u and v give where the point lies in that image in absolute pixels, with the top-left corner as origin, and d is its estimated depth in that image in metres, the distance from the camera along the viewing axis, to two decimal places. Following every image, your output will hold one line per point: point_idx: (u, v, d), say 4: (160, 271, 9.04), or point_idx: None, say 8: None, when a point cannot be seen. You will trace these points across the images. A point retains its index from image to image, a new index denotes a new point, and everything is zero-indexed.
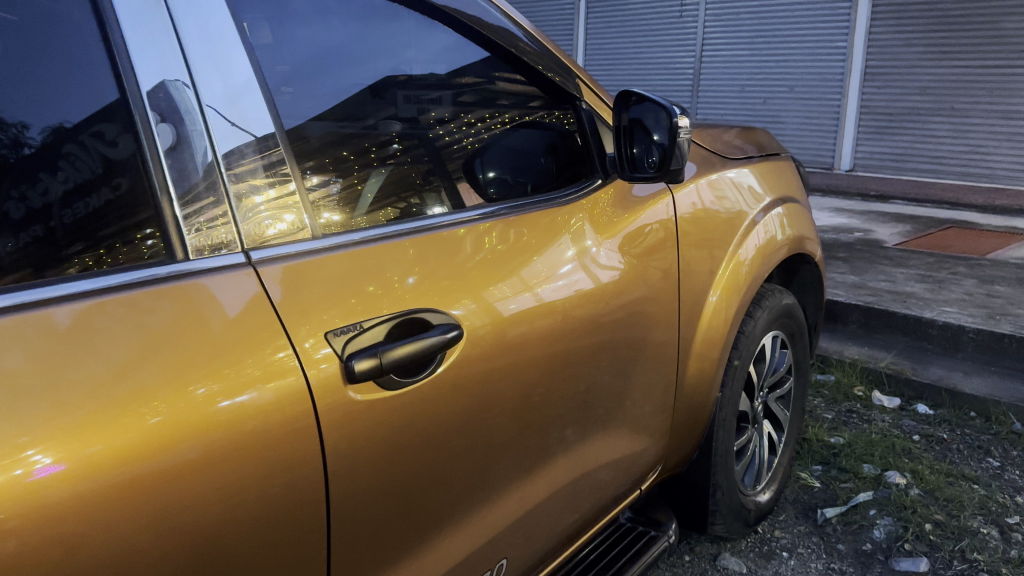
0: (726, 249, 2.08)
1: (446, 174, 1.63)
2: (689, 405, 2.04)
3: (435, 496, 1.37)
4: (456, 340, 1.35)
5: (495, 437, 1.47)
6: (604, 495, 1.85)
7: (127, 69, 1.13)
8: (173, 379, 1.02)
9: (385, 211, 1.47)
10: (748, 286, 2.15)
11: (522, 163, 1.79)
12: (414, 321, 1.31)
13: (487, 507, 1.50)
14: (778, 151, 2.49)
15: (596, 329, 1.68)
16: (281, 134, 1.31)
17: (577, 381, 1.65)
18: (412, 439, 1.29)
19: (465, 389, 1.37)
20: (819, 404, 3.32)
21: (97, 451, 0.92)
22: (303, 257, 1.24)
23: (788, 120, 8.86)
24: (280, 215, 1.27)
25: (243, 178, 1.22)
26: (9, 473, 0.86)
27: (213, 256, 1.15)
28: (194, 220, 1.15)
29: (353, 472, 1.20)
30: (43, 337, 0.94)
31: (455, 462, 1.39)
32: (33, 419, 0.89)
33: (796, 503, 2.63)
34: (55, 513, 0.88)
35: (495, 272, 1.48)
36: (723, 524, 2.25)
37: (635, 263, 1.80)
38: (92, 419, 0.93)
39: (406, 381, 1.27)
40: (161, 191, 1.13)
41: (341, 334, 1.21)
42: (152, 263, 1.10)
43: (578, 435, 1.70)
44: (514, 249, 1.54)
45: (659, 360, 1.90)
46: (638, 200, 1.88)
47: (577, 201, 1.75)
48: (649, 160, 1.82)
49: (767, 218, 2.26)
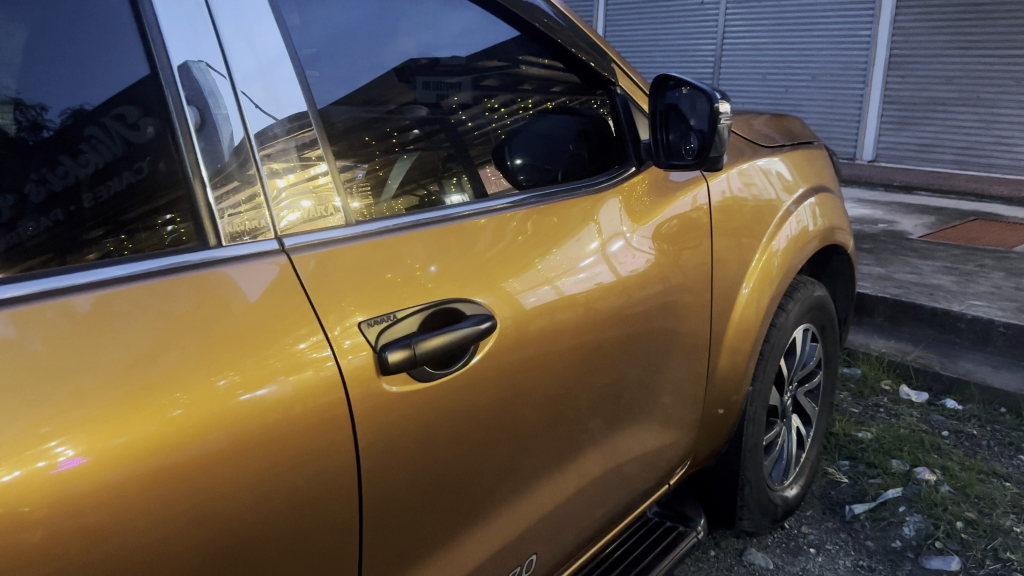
0: (757, 240, 2.04)
1: (467, 159, 1.60)
2: (718, 400, 2.00)
3: (464, 488, 1.34)
4: (488, 332, 1.34)
5: (523, 430, 1.44)
6: (632, 489, 1.82)
7: (154, 48, 1.11)
8: (196, 369, 0.99)
9: (405, 200, 1.44)
10: (780, 278, 2.10)
11: (550, 150, 1.74)
12: (444, 312, 1.30)
13: (514, 502, 1.47)
14: (810, 139, 2.43)
15: (624, 321, 1.64)
16: (313, 115, 1.30)
17: (605, 374, 1.62)
18: (438, 432, 1.26)
19: (492, 382, 1.34)
20: (846, 398, 3.27)
21: (119, 444, 0.90)
22: (331, 244, 1.22)
23: (810, 110, 8.77)
24: (302, 200, 1.23)
25: (276, 163, 1.20)
26: (31, 465, 0.83)
27: (239, 242, 1.13)
28: (225, 204, 1.13)
29: (380, 461, 1.18)
30: (65, 323, 0.93)
31: (482, 454, 1.36)
32: (57, 408, 0.87)
33: (823, 499, 2.59)
34: (75, 507, 0.86)
35: (518, 261, 1.45)
36: (750, 519, 2.22)
37: (666, 251, 1.76)
38: (113, 410, 0.91)
39: (439, 373, 1.26)
40: (190, 175, 1.12)
41: (374, 324, 1.19)
42: (179, 249, 1.08)
43: (606, 429, 1.67)
44: (537, 237, 1.51)
45: (688, 353, 1.86)
46: (669, 188, 1.84)
47: (609, 188, 1.72)
48: (686, 147, 1.77)
49: (800, 209, 2.21)
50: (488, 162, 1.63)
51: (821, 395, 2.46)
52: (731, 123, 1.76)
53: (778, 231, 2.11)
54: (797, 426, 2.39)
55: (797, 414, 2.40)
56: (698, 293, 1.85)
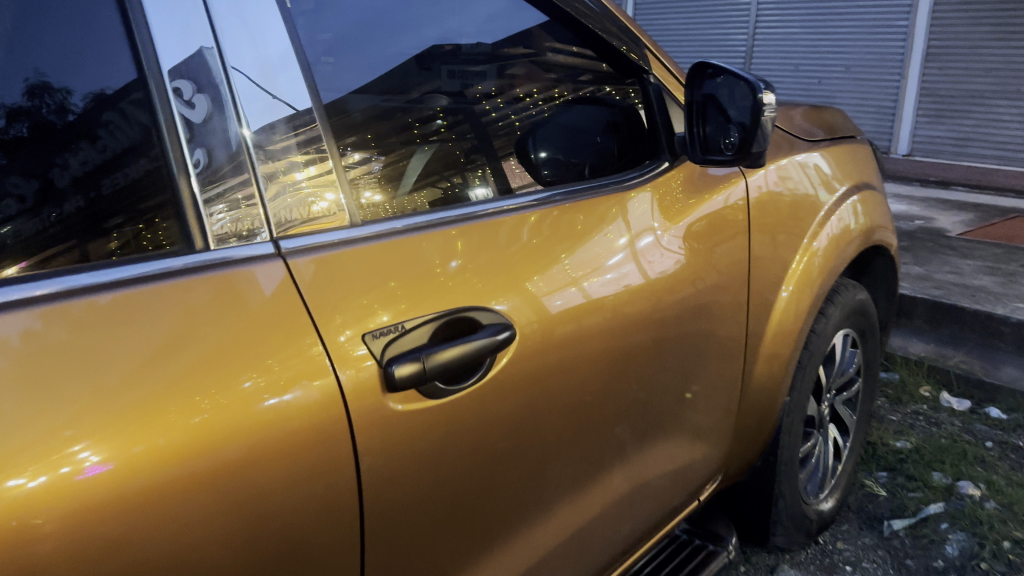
0: (797, 241, 1.93)
1: (491, 151, 1.51)
2: (753, 409, 1.90)
3: (483, 510, 1.26)
4: (506, 343, 1.24)
5: (544, 446, 1.35)
6: (661, 505, 1.73)
7: (139, 41, 1.02)
8: (222, 370, 0.95)
9: (428, 192, 1.36)
10: (820, 280, 1.99)
11: (575, 143, 1.65)
12: (458, 321, 1.20)
13: (537, 521, 1.38)
14: (853, 133, 2.32)
15: (653, 325, 1.54)
16: (318, 112, 1.19)
17: (634, 383, 1.53)
18: (454, 450, 1.17)
19: (513, 394, 1.25)
20: (884, 405, 3.16)
21: (143, 450, 0.86)
22: (332, 249, 1.13)
23: (843, 102, 8.58)
24: (322, 194, 1.15)
25: (276, 161, 1.09)
26: (55, 471, 0.80)
27: (236, 246, 1.04)
28: (218, 209, 1.04)
29: (396, 481, 1.09)
30: (89, 321, 0.89)
31: (502, 473, 1.28)
32: (81, 407, 0.84)
33: (860, 513, 2.48)
34: (98, 516, 0.82)
35: (544, 258, 1.36)
36: (784, 535, 2.11)
37: (697, 252, 1.65)
38: (138, 414, 0.87)
39: (451, 389, 1.16)
40: (173, 169, 1.02)
41: (379, 336, 1.10)
42: (161, 254, 1.00)
43: (635, 443, 1.58)
44: (558, 236, 1.41)
45: (723, 360, 1.76)
46: (705, 184, 1.73)
47: (642, 184, 1.62)
48: (726, 141, 1.68)
49: (841, 208, 2.09)
50: (512, 155, 1.54)
51: (860, 404, 2.34)
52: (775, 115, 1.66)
53: (818, 231, 2.00)
54: (834, 436, 2.27)
55: (834, 424, 2.28)
56: (733, 297, 1.75)
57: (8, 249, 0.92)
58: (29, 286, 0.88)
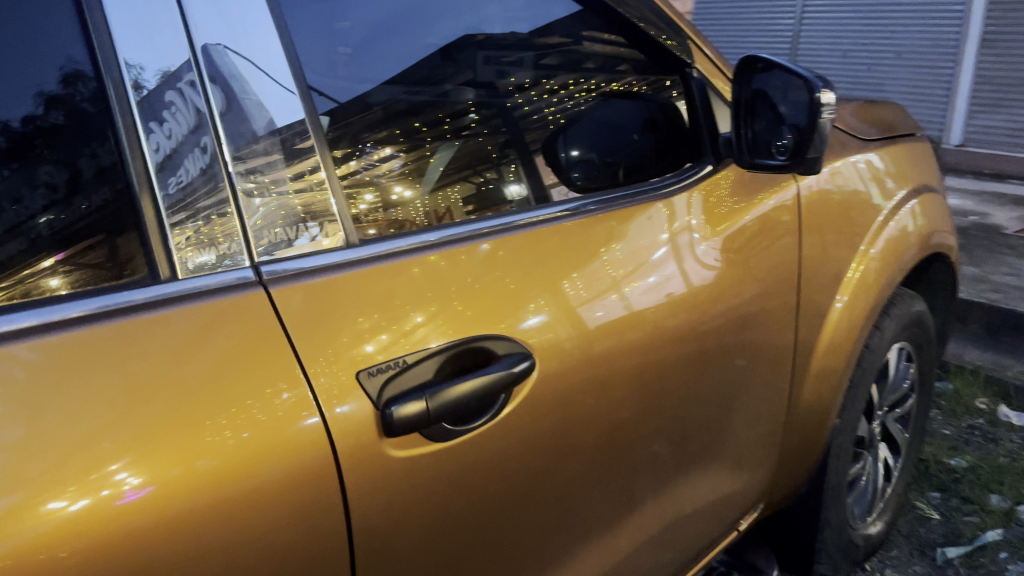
0: (853, 249, 1.80)
1: (524, 147, 1.40)
2: (801, 431, 1.78)
3: (505, 552, 1.19)
4: (525, 375, 1.15)
5: (571, 478, 1.26)
6: (701, 536, 1.62)
7: (99, 49, 0.94)
8: (263, 382, 0.93)
9: (460, 187, 1.29)
10: (877, 289, 1.85)
11: (610, 141, 1.54)
12: (469, 352, 1.11)
13: (565, 557, 1.30)
14: (913, 129, 2.17)
15: (694, 340, 1.43)
16: (313, 128, 1.11)
17: (674, 406, 1.42)
18: (473, 488, 1.10)
19: (537, 421, 1.17)
20: (937, 418, 3.00)
21: (180, 473, 0.85)
22: (320, 274, 1.04)
23: (893, 90, 8.30)
24: (361, 194, 1.15)
25: (260, 176, 1.03)
26: (95, 495, 0.79)
27: (209, 272, 0.97)
28: (183, 231, 0.96)
29: (404, 520, 1.02)
30: (138, 341, 0.89)
31: (525, 511, 1.20)
32: (118, 413, 0.85)
33: (911, 538, 2.35)
34: (135, 543, 0.81)
35: (583, 255, 1.29)
36: (828, 564, 1.97)
37: (738, 261, 1.52)
38: (178, 436, 0.86)
39: (456, 431, 1.08)
40: (134, 187, 0.94)
41: (377, 373, 1.02)
42: (119, 287, 0.92)
43: (673, 471, 1.48)
44: (587, 246, 1.31)
45: (769, 380, 1.65)
46: (755, 187, 1.60)
47: (677, 193, 1.49)
48: (778, 144, 1.56)
49: (899, 214, 1.94)
50: (541, 151, 1.42)
51: (913, 421, 2.20)
52: (834, 115, 1.50)
53: (877, 236, 1.86)
54: (885, 457, 2.13)
55: (885, 443, 2.14)
56: (783, 309, 1.63)
57: (41, 241, 0.90)
58: (66, 305, 0.88)
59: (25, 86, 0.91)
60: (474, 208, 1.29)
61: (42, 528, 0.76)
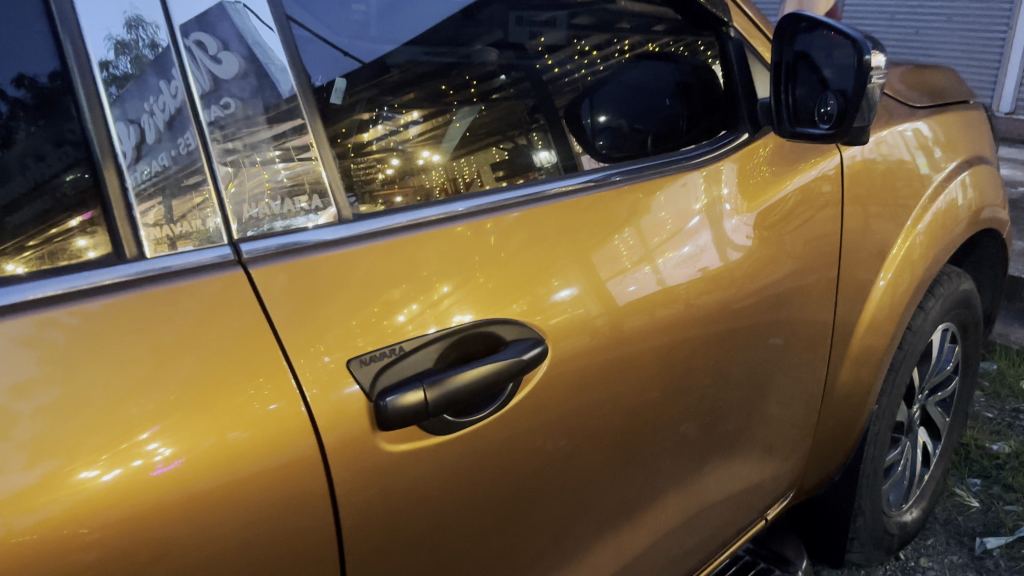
0: (900, 225, 1.70)
1: (552, 111, 1.33)
2: (839, 414, 1.71)
3: (525, 544, 1.14)
4: (537, 361, 1.06)
5: (595, 466, 1.20)
6: (731, 523, 1.57)
7: (60, 20, 0.85)
8: (294, 350, 0.89)
9: (489, 152, 1.21)
10: (922, 266, 1.76)
11: (643, 106, 1.45)
12: (475, 337, 1.03)
13: (588, 548, 1.25)
14: (965, 96, 2.04)
15: (727, 320, 1.35)
16: (306, 104, 1.01)
17: (705, 390, 1.35)
18: (493, 479, 1.05)
19: (561, 407, 1.11)
20: (979, 399, 2.90)
21: (213, 444, 0.81)
22: (303, 253, 0.96)
23: (942, 55, 8.01)
24: (386, 159, 1.09)
25: (236, 144, 0.93)
26: (127, 465, 0.77)
27: (178, 251, 0.89)
28: (152, 207, 0.87)
29: (419, 512, 0.97)
30: (171, 311, 0.86)
31: (548, 503, 1.15)
32: (152, 371, 0.82)
33: (948, 526, 2.28)
34: (166, 516, 0.78)
35: (616, 221, 1.23)
36: (861, 552, 1.92)
37: (776, 238, 1.44)
38: (209, 407, 0.82)
39: (458, 423, 1.00)
40: (97, 158, 0.86)
41: (370, 361, 0.94)
42: (80, 266, 0.84)
43: (703, 457, 1.41)
44: (606, 222, 1.21)
45: (807, 362, 1.57)
46: (796, 157, 1.51)
47: (708, 165, 1.40)
48: (821, 111, 1.45)
49: (949, 186, 1.82)
50: (564, 119, 1.34)
51: (955, 405, 2.11)
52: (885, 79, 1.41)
53: (925, 211, 1.75)
54: (923, 441, 2.05)
55: (924, 427, 2.06)
56: (824, 287, 1.55)
57: (67, 201, 0.85)
58: (94, 273, 0.84)
59: (38, 36, 0.84)
60: (504, 174, 1.21)
61: (75, 498, 0.74)
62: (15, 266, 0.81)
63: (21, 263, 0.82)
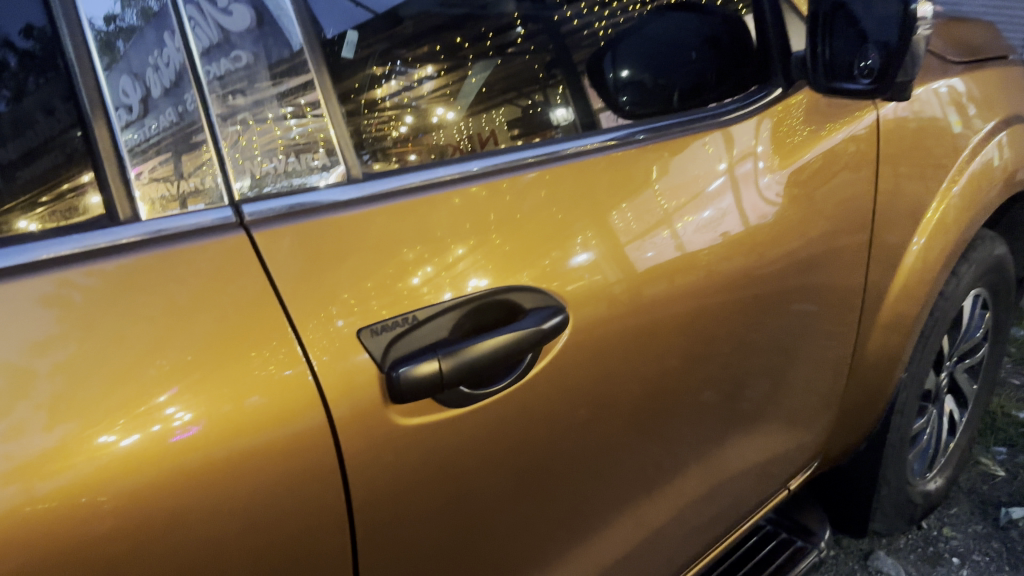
0: (935, 187, 1.64)
1: (570, 65, 1.26)
2: (866, 381, 1.67)
3: (548, 515, 1.12)
4: (558, 330, 1.03)
5: (618, 436, 1.17)
6: (755, 493, 1.54)
7: None
8: (308, 313, 0.85)
9: (504, 110, 1.16)
10: (957, 230, 1.70)
11: (668, 60, 1.38)
12: (491, 305, 0.99)
13: (612, 518, 1.23)
14: (1005, 53, 1.96)
15: (754, 286, 1.31)
16: (312, 59, 0.96)
17: (730, 358, 1.32)
18: (514, 450, 1.02)
19: (584, 375, 1.08)
20: (1007, 366, 2.84)
21: (231, 410, 0.78)
22: (307, 216, 0.91)
23: None
24: (400, 117, 1.05)
25: (239, 99, 0.89)
26: (145, 431, 0.74)
27: (176, 212, 0.84)
28: (147, 162, 0.82)
29: (441, 484, 0.95)
30: (186, 272, 0.82)
31: (571, 474, 1.12)
32: (168, 332, 0.79)
33: (972, 495, 2.25)
34: (186, 484, 0.75)
35: (635, 181, 1.18)
36: (883, 521, 1.90)
37: (807, 201, 1.39)
38: (226, 370, 0.79)
39: (474, 395, 0.96)
40: (86, 113, 0.81)
41: (381, 331, 0.90)
42: (86, 225, 0.80)
43: (728, 426, 1.38)
44: (624, 184, 1.16)
45: (835, 329, 1.53)
46: (830, 113, 1.45)
47: (734, 123, 1.34)
48: (860, 64, 1.40)
49: (987, 148, 1.76)
50: (585, 74, 1.27)
51: (982, 372, 2.06)
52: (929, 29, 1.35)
53: (961, 173, 1.69)
54: (949, 410, 2.01)
55: (951, 395, 2.02)
56: (853, 251, 1.50)
57: (77, 155, 0.81)
58: (121, 228, 0.81)
59: None
60: (520, 133, 1.16)
61: (94, 465, 0.71)
62: (28, 222, 0.79)
63: (35, 220, 0.79)
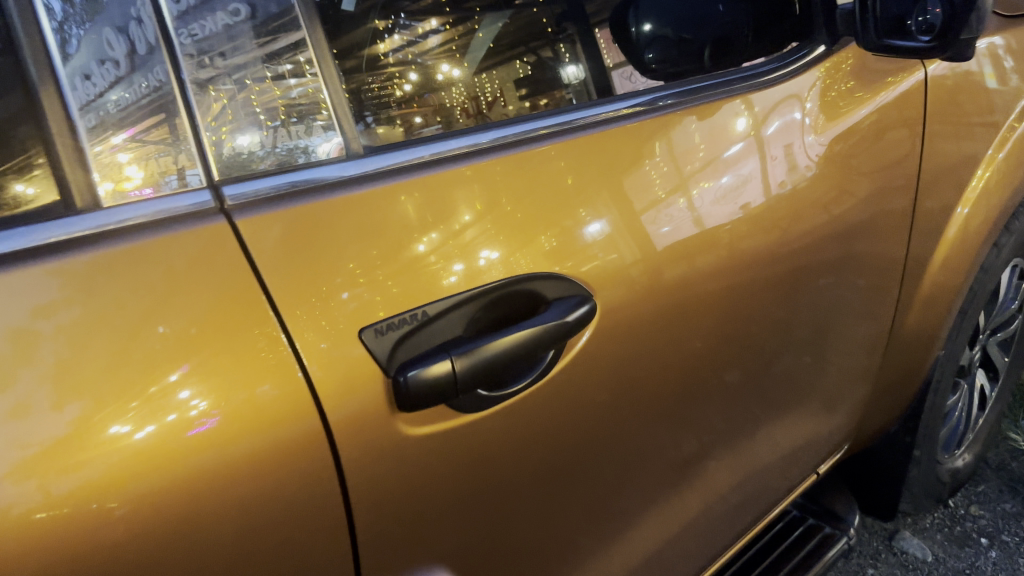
0: (980, 151, 1.55)
1: (582, 17, 1.16)
2: (901, 356, 1.59)
3: (579, 511, 1.06)
4: (585, 321, 0.96)
5: (649, 425, 1.11)
6: (788, 475, 1.49)
7: None
8: (309, 285, 0.78)
9: (512, 66, 1.06)
10: (999, 197, 1.60)
11: (693, 12, 1.25)
12: (509, 299, 0.92)
13: (645, 511, 1.18)
14: None
15: (788, 263, 1.24)
16: (303, 12, 0.87)
17: (764, 338, 1.26)
18: (542, 446, 0.96)
19: (612, 359, 1.01)
20: None
21: (244, 400, 0.71)
22: (296, 201, 0.82)
23: None
24: (404, 74, 0.96)
25: (217, 62, 0.79)
26: (161, 420, 0.67)
27: (162, 184, 0.76)
28: (105, 138, 0.73)
29: (467, 483, 0.89)
30: (193, 243, 0.75)
31: (602, 469, 1.07)
32: (173, 306, 0.72)
33: (1001, 473, 2.20)
34: (205, 483, 0.69)
35: (641, 143, 1.08)
36: (911, 501, 1.85)
37: (848, 168, 1.30)
38: (238, 354, 0.72)
39: (490, 399, 0.89)
40: (31, 80, 0.71)
41: (388, 329, 0.81)
42: (43, 216, 0.71)
43: (762, 409, 1.32)
44: (631, 141, 1.07)
45: (872, 305, 1.46)
46: (876, 76, 1.35)
47: (769, 86, 1.24)
48: (918, 19, 1.29)
49: None
50: (607, 25, 1.19)
51: (1015, 344, 1.97)
52: None
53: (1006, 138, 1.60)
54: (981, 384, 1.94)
55: (982, 369, 1.95)
56: (893, 222, 1.42)
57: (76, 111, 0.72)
58: (77, 220, 0.72)
59: None
60: (527, 93, 1.07)
61: (110, 460, 0.65)
62: (27, 185, 0.71)
63: (33, 182, 0.71)
